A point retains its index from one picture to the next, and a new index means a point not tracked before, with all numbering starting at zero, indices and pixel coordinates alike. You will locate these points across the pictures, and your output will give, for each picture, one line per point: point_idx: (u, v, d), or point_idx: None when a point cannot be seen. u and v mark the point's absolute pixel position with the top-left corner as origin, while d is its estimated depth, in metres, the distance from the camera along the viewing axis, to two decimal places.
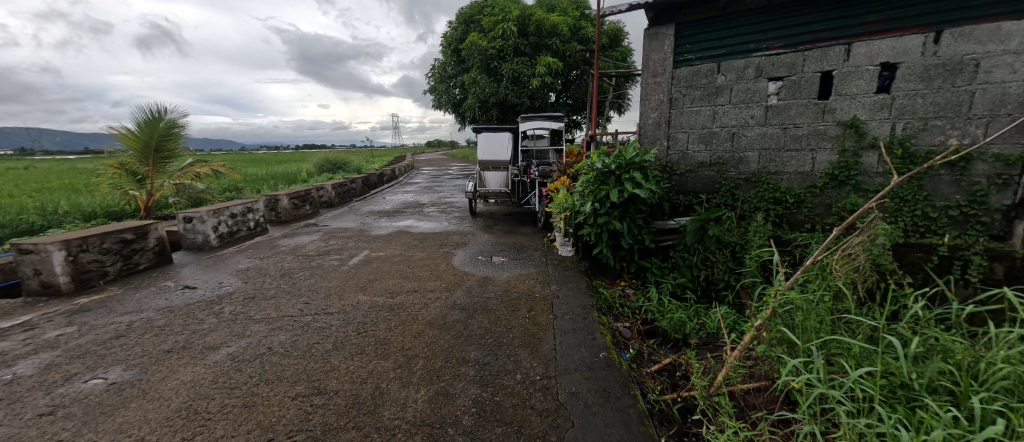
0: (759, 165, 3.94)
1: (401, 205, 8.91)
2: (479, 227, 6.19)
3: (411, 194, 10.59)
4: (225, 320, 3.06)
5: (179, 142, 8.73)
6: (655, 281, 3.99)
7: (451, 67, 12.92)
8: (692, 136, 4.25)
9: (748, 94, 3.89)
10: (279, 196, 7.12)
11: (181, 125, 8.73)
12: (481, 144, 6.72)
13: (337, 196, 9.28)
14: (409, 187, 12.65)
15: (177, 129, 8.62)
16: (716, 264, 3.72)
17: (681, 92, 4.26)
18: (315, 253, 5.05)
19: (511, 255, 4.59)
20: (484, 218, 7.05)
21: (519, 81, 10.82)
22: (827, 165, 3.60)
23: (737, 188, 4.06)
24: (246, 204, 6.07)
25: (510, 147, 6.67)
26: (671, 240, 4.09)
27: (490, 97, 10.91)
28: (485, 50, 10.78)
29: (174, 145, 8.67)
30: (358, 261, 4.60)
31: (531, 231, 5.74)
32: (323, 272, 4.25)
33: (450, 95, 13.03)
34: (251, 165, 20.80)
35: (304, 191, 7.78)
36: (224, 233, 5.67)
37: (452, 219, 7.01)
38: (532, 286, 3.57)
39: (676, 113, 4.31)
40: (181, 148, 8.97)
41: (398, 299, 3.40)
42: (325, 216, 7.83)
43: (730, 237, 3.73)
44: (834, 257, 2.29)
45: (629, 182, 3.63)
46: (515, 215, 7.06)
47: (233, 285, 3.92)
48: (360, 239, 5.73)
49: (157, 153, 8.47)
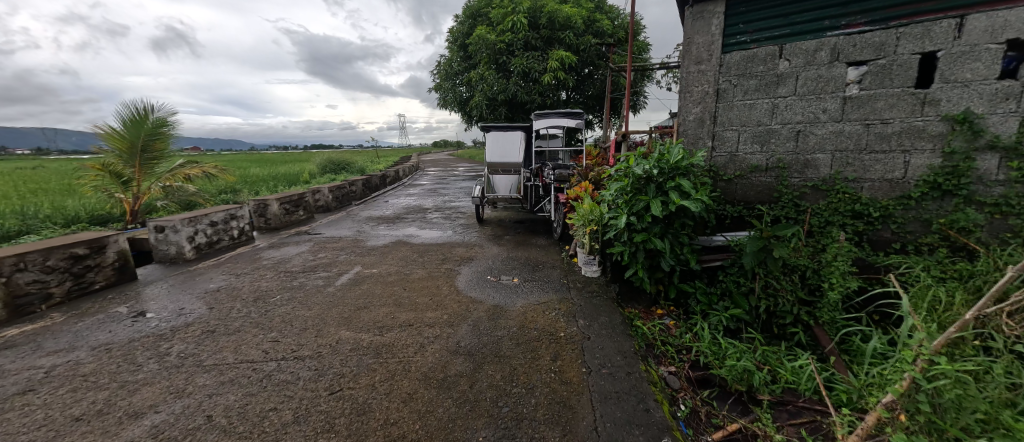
0: (831, 170, 3.22)
1: (403, 210, 8.26)
2: (488, 238, 5.50)
3: (414, 198, 9.94)
4: (167, 368, 2.41)
5: (168, 142, 8.18)
6: (701, 310, 3.28)
7: (458, 63, 12.25)
8: (743, 135, 3.54)
9: (820, 83, 3.17)
10: (268, 201, 6.51)
11: (170, 124, 8.18)
12: (489, 145, 5.97)
13: (334, 200, 8.65)
14: (413, 189, 12.02)
15: (165, 128, 8.07)
16: (781, 293, 3.00)
17: (731, 82, 3.54)
18: (301, 268, 4.40)
19: (525, 275, 3.89)
20: (493, 226, 6.36)
21: (530, 76, 10.12)
22: (926, 170, 2.88)
23: (801, 197, 3.35)
24: (228, 211, 5.46)
25: (522, 148, 5.90)
26: (718, 261, 3.38)
27: (499, 95, 10.22)
28: (494, 44, 10.08)
29: (163, 145, 8.15)
30: (347, 281, 3.94)
31: (546, 244, 5.03)
32: (304, 295, 3.59)
33: (456, 93, 12.37)
34: (255, 166, 20.38)
35: (297, 195, 7.16)
36: (202, 244, 5.05)
37: (457, 227, 6.33)
38: (554, 321, 2.88)
39: (724, 107, 3.60)
40: (170, 148, 8.43)
41: (387, 338, 2.72)
42: (319, 223, 7.19)
43: (798, 259, 3.01)
44: (1009, 311, 1.58)
45: (675, 191, 2.92)
46: (527, 223, 6.36)
47: (194, 313, 3.27)
48: (353, 252, 5.07)
49: (144, 154, 7.95)
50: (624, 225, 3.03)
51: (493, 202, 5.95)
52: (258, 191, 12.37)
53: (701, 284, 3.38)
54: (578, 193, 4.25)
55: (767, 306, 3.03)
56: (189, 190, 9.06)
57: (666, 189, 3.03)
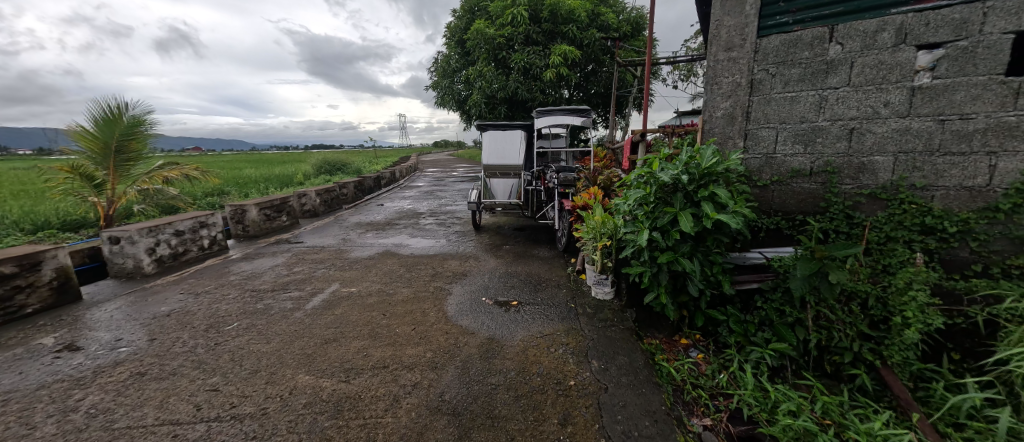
0: (893, 174, 2.69)
1: (396, 214, 7.73)
2: (485, 249, 4.97)
3: (408, 202, 9.41)
4: (65, 434, 1.88)
5: (145, 143, 7.66)
6: (735, 343, 2.74)
7: (456, 60, 11.71)
8: (783, 133, 3.01)
9: (882, 71, 2.64)
10: (246, 207, 5.99)
11: (147, 123, 7.65)
12: (487, 145, 5.38)
13: (322, 204, 8.12)
14: (408, 192, 11.49)
15: (141, 128, 7.55)
16: (837, 326, 2.47)
17: (769, 71, 3.01)
18: (270, 286, 3.87)
19: (526, 297, 3.35)
20: (491, 234, 5.83)
21: (530, 73, 9.58)
22: (1019, 175, 2.36)
23: (854, 207, 2.82)
24: (197, 219, 4.94)
25: (523, 149, 5.29)
26: (753, 283, 2.84)
27: (499, 92, 9.68)
28: (492, 38, 9.55)
29: (139, 145, 7.63)
30: (321, 302, 3.42)
31: (549, 256, 4.48)
32: (265, 321, 3.06)
33: (454, 91, 11.84)
34: (251, 168, 19.95)
35: (281, 200, 6.65)
36: (165, 257, 4.53)
37: (452, 235, 5.80)
38: (561, 363, 2.34)
39: (760, 100, 3.06)
40: (149, 149, 7.92)
41: (354, 387, 2.19)
42: (304, 230, 6.67)
43: (857, 284, 2.47)
44: None
45: (709, 202, 2.38)
46: (528, 231, 5.82)
47: (129, 347, 2.74)
48: (334, 264, 4.55)
49: (119, 155, 7.43)
50: (646, 244, 2.49)
51: (490, 208, 5.42)
52: (248, 193, 11.88)
53: (735, 309, 2.84)
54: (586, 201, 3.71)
55: (817, 340, 2.49)
56: (169, 193, 8.53)
57: (698, 200, 2.50)
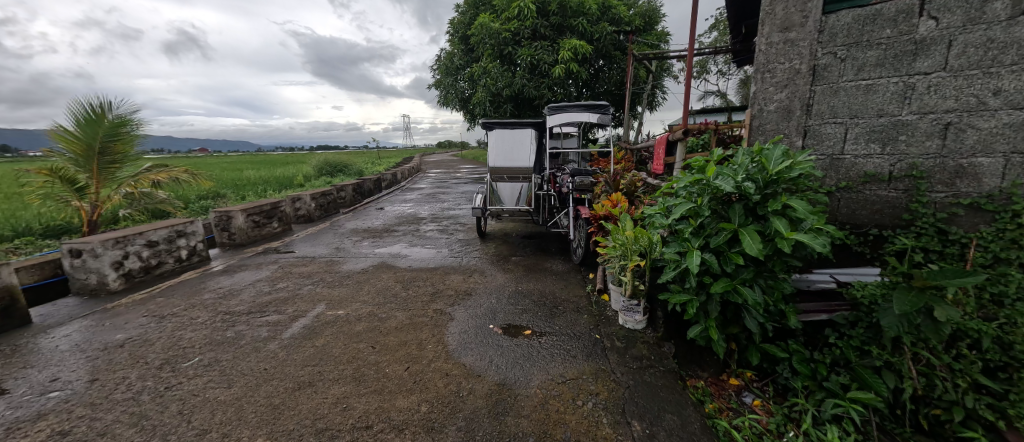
0: (1004, 180, 2.16)
1: (395, 220, 7.25)
2: (491, 261, 4.46)
3: (409, 205, 8.93)
4: None
5: (131, 144, 7.23)
6: (803, 389, 2.21)
7: (460, 56, 11.21)
8: (855, 129, 2.49)
9: (992, 51, 2.11)
10: (232, 214, 5.53)
11: (133, 123, 7.22)
12: (494, 145, 4.85)
13: (318, 208, 7.66)
14: (410, 194, 11.00)
15: (126, 128, 7.12)
16: (943, 375, 1.93)
17: (838, 54, 2.49)
18: (247, 307, 3.39)
19: (541, 324, 2.84)
20: (498, 243, 5.32)
21: (538, 69, 9.06)
22: None
23: (949, 220, 2.29)
24: (173, 228, 4.48)
25: (535, 150, 4.78)
26: (824, 314, 2.31)
27: (505, 90, 9.17)
28: (497, 33, 9.01)
29: (125, 147, 7.16)
30: (301, 328, 2.94)
31: (564, 271, 3.97)
32: (231, 356, 2.57)
33: (458, 90, 11.37)
34: (251, 168, 19.59)
35: (271, 205, 6.18)
36: (134, 271, 4.08)
37: (455, 244, 5.31)
38: (592, 425, 1.84)
39: (824, 91, 2.55)
40: (135, 151, 7.45)
41: None
42: (296, 237, 6.21)
43: (967, 320, 1.94)
44: None
45: (780, 220, 1.85)
46: (538, 239, 5.31)
47: (63, 391, 2.27)
48: (323, 279, 4.07)
49: (102, 157, 6.97)
50: (698, 270, 1.98)
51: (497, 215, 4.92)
52: (244, 196, 11.46)
53: (799, 345, 2.31)
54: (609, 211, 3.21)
55: (913, 391, 1.95)
56: (157, 197, 8.09)
57: (763, 215, 1.98)
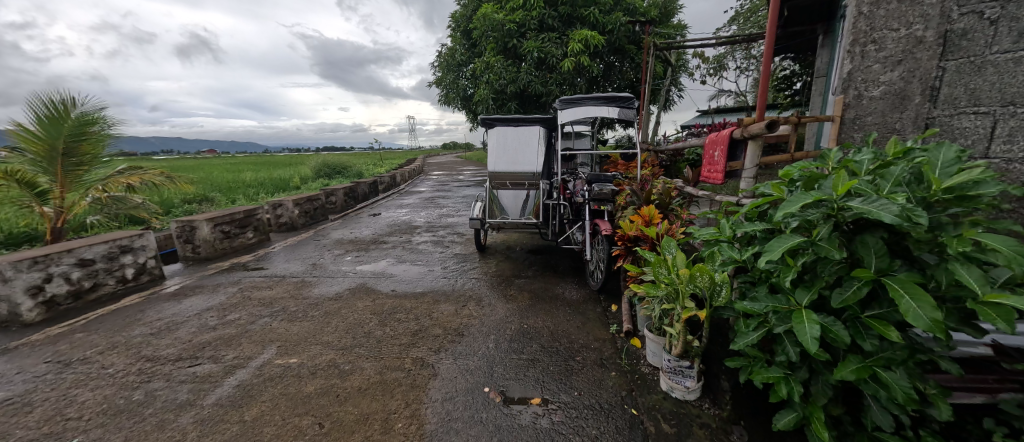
0: None
1: (387, 228, 6.55)
2: (491, 284, 3.72)
3: (405, 211, 8.23)
4: None
5: (102, 146, 5.79)
6: None
7: (462, 51, 10.49)
8: (1012, 123, 1.75)
9: None
10: (195, 223, 4.84)
11: (105, 121, 5.80)
12: (495, 144, 4.10)
13: (303, 214, 6.97)
14: (407, 199, 10.28)
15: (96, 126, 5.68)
16: None
17: (991, 13, 1.78)
18: (178, 350, 2.68)
19: (553, 388, 2.09)
20: (499, 260, 4.57)
21: (545, 63, 8.32)
22: None
23: None
24: (115, 242, 3.81)
25: (544, 151, 4.01)
26: (979, 396, 1.55)
27: (508, 86, 8.44)
28: (501, 24, 8.26)
29: (94, 147, 5.69)
30: (234, 387, 2.23)
31: (580, 300, 3.22)
32: (123, 438, 1.86)
33: (460, 88, 10.66)
34: (249, 170, 19.14)
35: (244, 213, 5.49)
36: (60, 297, 3.41)
37: (449, 261, 4.58)
38: None
39: (960, 67, 1.88)
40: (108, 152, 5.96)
41: None
42: (272, 249, 5.51)
43: None
44: None
45: (969, 271, 1.10)
46: (546, 255, 4.56)
47: None
48: (286, 307, 3.36)
49: (68, 158, 5.51)
50: (816, 347, 1.20)
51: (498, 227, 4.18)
52: (233, 199, 10.84)
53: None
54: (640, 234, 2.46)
55: None
56: (130, 202, 7.40)
57: (918, 255, 1.23)
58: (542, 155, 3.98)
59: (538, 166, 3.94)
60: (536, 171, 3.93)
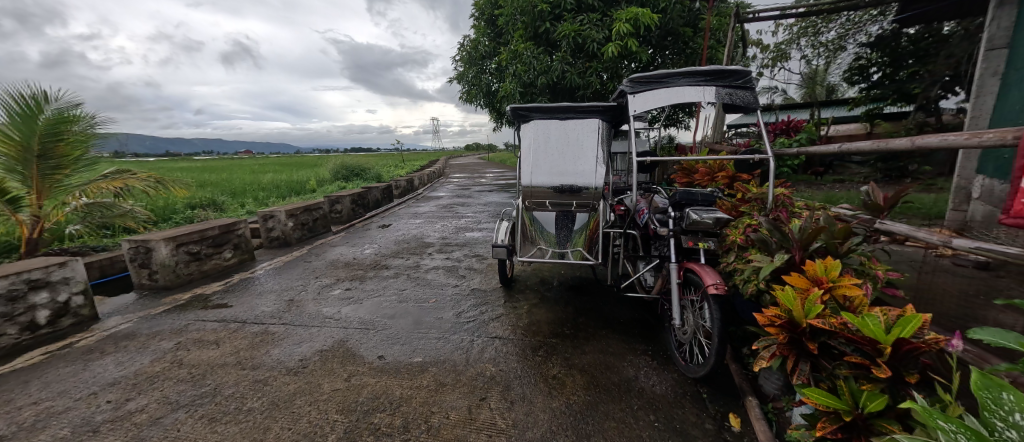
0: None
1: (393, 246, 5.47)
2: (523, 354, 2.52)
3: (418, 222, 7.16)
4: None
5: (84, 149, 4.56)
6: None
7: (486, 41, 9.35)
8: None
9: None
10: (152, 245, 3.87)
11: (85, 120, 4.60)
12: (531, 147, 2.84)
13: (300, 227, 5.98)
14: (423, 205, 9.25)
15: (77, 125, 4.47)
16: None
17: None
18: None
19: None
20: (532, 302, 3.33)
21: (584, 50, 7.06)
22: None
23: None
24: (20, 275, 2.85)
25: (604, 158, 2.78)
26: None
27: (540, 78, 7.22)
28: (532, 5, 7.07)
29: (73, 149, 4.45)
30: None
31: (668, 398, 2.00)
32: None
33: (484, 83, 9.55)
34: (268, 171, 18.75)
35: (220, 229, 4.50)
36: None
37: (464, 302, 3.42)
38: None
39: None
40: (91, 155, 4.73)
41: None
42: (253, 273, 4.52)
43: None
44: None
45: None
46: (596, 297, 3.32)
47: None
48: (221, 384, 2.28)
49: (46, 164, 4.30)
50: None
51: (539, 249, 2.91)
52: (239, 204, 10.07)
53: None
54: (835, 327, 1.28)
55: None
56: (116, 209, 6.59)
57: None
58: (603, 163, 2.76)
59: (597, 179, 2.73)
60: (593, 187, 2.73)
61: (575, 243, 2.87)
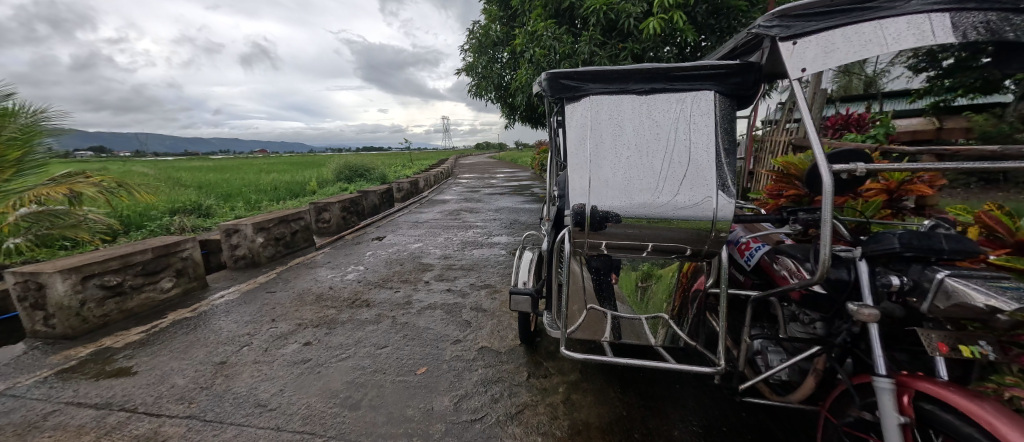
0: None
1: (382, 270, 4.38)
2: None
3: (418, 234, 6.07)
4: None
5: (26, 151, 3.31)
6: None
7: (499, 26, 8.18)
8: None
9: None
10: (46, 279, 2.84)
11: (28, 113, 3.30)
12: (586, 146, 1.63)
13: (274, 243, 4.93)
14: (427, 212, 8.14)
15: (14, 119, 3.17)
16: None
17: None
18: None
19: None
20: (569, 380, 2.18)
21: (618, 28, 5.85)
22: None
23: None
24: None
25: (722, 165, 1.51)
26: None
27: (562, 63, 6.03)
28: None
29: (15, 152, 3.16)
30: None
31: None
32: None
33: (495, 74, 8.42)
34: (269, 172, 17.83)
35: (154, 253, 3.45)
36: None
37: (466, 376, 2.28)
38: None
39: None
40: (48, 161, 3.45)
41: None
42: (194, 309, 3.46)
43: None
44: None
45: None
46: (668, 378, 2.15)
47: None
48: None
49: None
50: None
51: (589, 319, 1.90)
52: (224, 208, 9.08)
53: None
54: None
55: None
56: None
57: None
58: (722, 169, 1.51)
59: (715, 206, 1.42)
60: (712, 217, 1.42)
61: (631, 264, 1.83)
